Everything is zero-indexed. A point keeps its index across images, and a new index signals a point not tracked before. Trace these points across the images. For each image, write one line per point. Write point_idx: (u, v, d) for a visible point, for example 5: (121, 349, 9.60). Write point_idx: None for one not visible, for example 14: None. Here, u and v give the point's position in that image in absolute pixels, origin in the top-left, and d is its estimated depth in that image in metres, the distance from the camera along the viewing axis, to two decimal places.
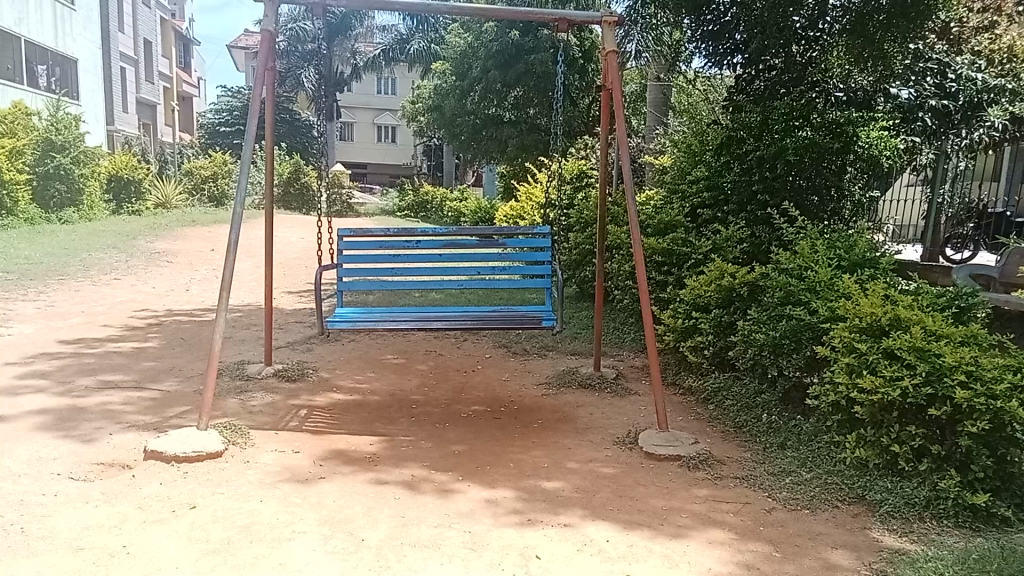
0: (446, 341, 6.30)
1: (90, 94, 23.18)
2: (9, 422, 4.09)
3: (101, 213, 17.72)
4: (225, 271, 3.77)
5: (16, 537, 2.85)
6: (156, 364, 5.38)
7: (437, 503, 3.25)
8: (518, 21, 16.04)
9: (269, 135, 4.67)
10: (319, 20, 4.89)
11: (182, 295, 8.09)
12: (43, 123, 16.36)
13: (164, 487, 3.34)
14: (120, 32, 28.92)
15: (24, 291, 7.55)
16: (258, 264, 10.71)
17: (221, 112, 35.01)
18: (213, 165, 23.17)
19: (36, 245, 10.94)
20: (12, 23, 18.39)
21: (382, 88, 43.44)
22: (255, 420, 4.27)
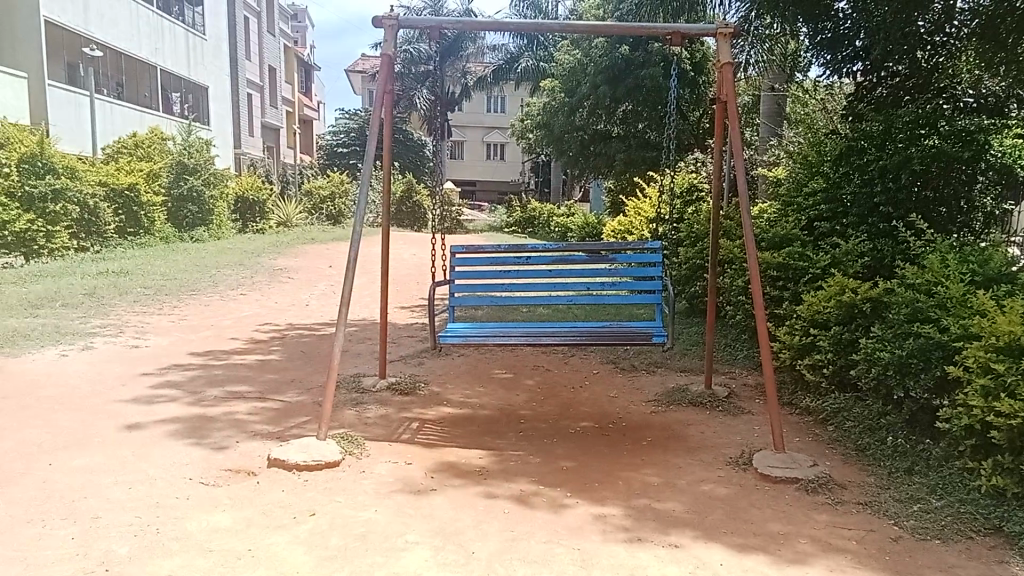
0: (554, 357, 6.29)
1: (219, 119, 24.60)
2: (146, 430, 4.37)
3: (229, 232, 18.73)
4: (343, 288, 3.88)
5: (153, 537, 3.03)
6: (278, 376, 5.63)
7: (547, 519, 3.25)
8: (628, 35, 16.10)
9: (387, 156, 4.80)
10: (434, 43, 5.03)
11: (301, 310, 8.42)
12: (177, 147, 17.49)
13: (286, 494, 3.48)
14: (247, 60, 30.65)
15: (159, 306, 8.04)
16: (372, 281, 11.04)
17: (339, 133, 36.40)
18: (330, 185, 24.11)
19: (170, 262, 11.64)
20: (150, 53, 19.79)
21: (492, 106, 44.16)
22: (369, 431, 4.40)
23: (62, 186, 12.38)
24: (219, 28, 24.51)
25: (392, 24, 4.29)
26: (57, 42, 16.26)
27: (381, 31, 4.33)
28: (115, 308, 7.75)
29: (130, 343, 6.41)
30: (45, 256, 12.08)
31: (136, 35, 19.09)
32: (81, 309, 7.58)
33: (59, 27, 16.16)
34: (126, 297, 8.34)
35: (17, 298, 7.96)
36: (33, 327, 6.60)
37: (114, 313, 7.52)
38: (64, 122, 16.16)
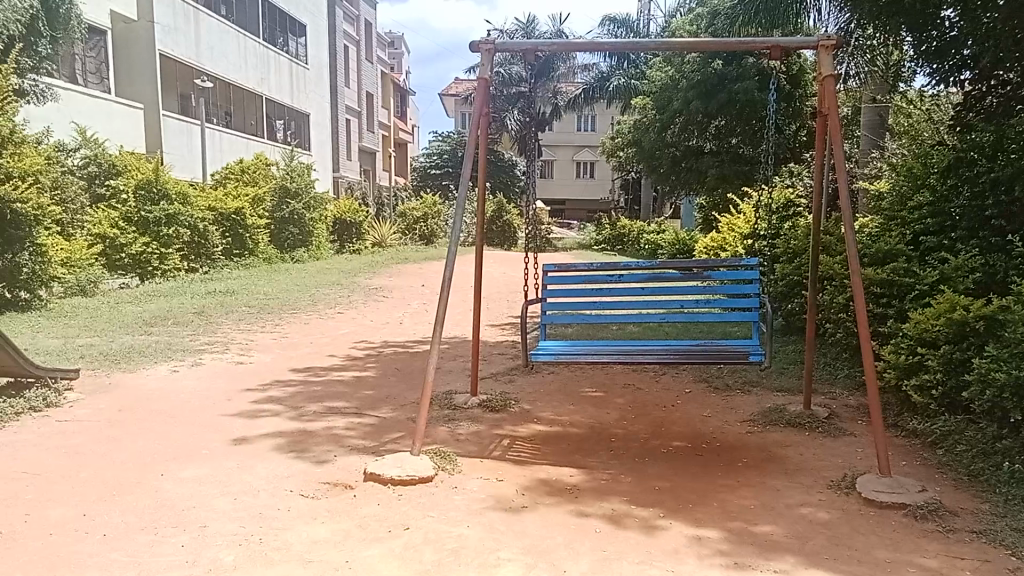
0: (645, 375, 6.22)
1: (318, 144, 25.49)
2: (251, 443, 4.55)
3: (328, 253, 19.35)
4: (438, 307, 3.95)
5: (256, 546, 3.15)
6: (373, 392, 5.76)
7: (641, 539, 3.21)
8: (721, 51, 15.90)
9: (480, 179, 4.87)
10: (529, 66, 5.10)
11: (396, 328, 8.60)
12: (281, 172, 18.21)
13: (382, 508, 3.56)
14: (346, 87, 31.72)
15: (262, 324, 8.36)
16: (464, 300, 11.18)
17: (432, 155, 37.13)
18: (423, 206, 24.59)
19: (273, 282, 12.10)
20: (256, 83, 20.74)
21: (583, 125, 44.18)
22: (462, 448, 4.45)
23: (175, 211, 13.08)
24: (321, 56, 25.49)
25: (489, 48, 4.38)
26: (172, 75, 17.26)
27: (478, 56, 4.42)
28: (221, 327, 8.10)
29: (235, 359, 6.70)
30: (159, 277, 12.78)
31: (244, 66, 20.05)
32: (191, 327, 7.98)
33: (174, 62, 17.14)
34: (232, 315, 8.72)
35: (133, 316, 8.44)
36: (147, 344, 6.98)
37: (220, 330, 7.87)
38: (177, 150, 17.09)
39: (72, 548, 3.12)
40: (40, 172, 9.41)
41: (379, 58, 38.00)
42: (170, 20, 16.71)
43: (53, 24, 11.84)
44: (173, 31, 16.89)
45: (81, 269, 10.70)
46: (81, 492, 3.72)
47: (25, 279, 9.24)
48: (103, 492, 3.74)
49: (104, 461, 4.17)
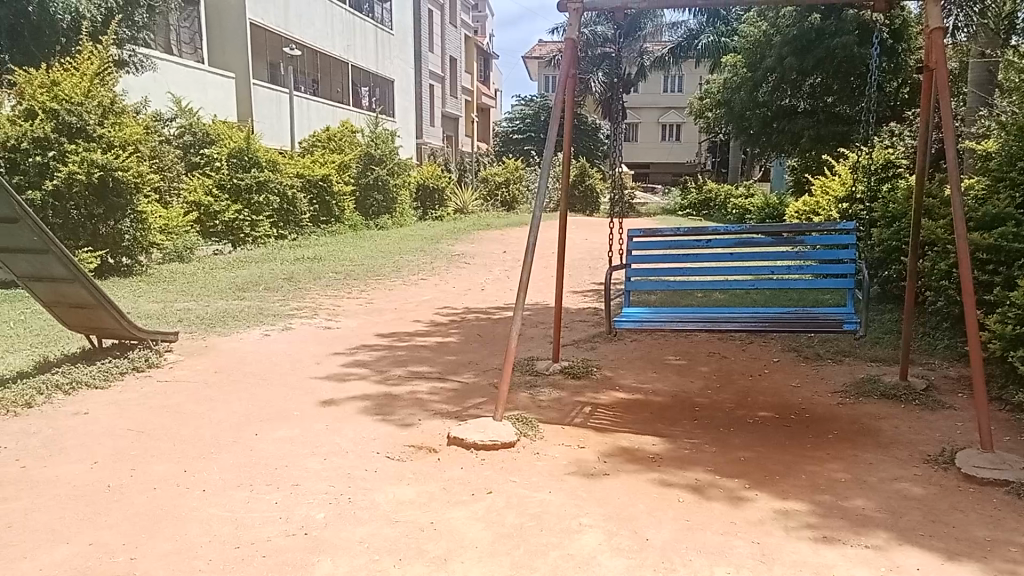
0: (730, 344, 6.09)
1: (403, 111, 25.74)
2: (338, 405, 4.67)
3: (412, 220, 19.60)
4: (521, 274, 3.94)
5: (345, 505, 3.25)
6: (456, 357, 5.83)
7: (725, 510, 3.16)
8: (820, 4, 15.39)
9: (567, 144, 4.81)
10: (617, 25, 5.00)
11: (478, 294, 8.66)
12: (366, 139, 18.40)
13: (465, 471, 3.61)
14: (430, 52, 31.87)
15: (348, 290, 8.55)
16: (547, 266, 11.15)
17: (515, 119, 37.05)
18: (505, 172, 24.58)
19: (360, 249, 12.35)
20: (342, 51, 21.00)
21: (669, 86, 43.23)
22: (544, 414, 4.46)
23: (265, 178, 13.45)
24: (405, 23, 25.58)
25: (577, 7, 4.31)
26: (261, 44, 17.62)
27: (566, 16, 4.36)
28: (310, 292, 8.32)
29: (323, 324, 6.88)
30: (250, 243, 13.23)
31: (332, 34, 20.34)
32: (281, 292, 8.22)
33: (264, 30, 17.47)
34: (320, 281, 8.95)
35: (228, 281, 8.75)
36: (240, 309, 7.24)
37: (309, 296, 8.10)
38: (267, 119, 17.51)
39: (175, 502, 3.28)
40: (140, 141, 9.79)
41: (463, 22, 37.96)
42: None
43: None
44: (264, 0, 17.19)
45: (178, 236, 11.15)
46: (182, 449, 3.90)
47: (127, 246, 9.70)
48: (203, 449, 3.91)
49: (203, 420, 4.35)
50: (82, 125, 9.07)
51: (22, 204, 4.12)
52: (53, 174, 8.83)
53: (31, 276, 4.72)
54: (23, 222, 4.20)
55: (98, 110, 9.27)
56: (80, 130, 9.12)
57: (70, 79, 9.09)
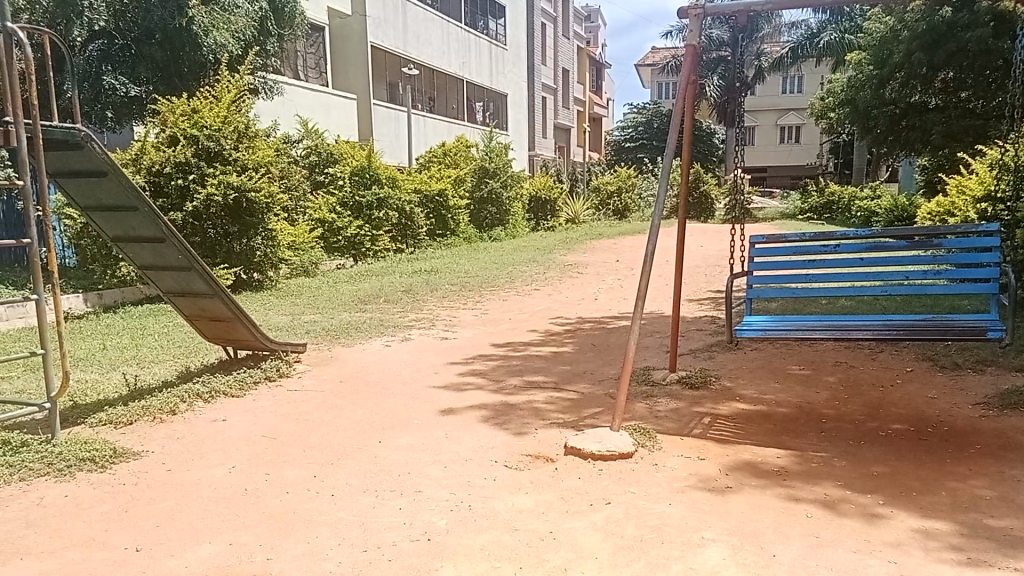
0: (859, 352, 5.83)
1: (515, 123, 26.06)
2: (457, 414, 4.77)
3: (524, 231, 19.77)
4: (640, 283, 3.91)
5: (465, 512, 3.31)
6: (571, 367, 5.83)
7: (859, 527, 3.02)
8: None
9: (685, 153, 4.75)
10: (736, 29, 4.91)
11: (592, 303, 8.64)
12: (481, 153, 18.69)
13: (583, 482, 3.60)
14: (543, 65, 32.16)
15: (464, 301, 8.71)
16: (663, 274, 11.00)
17: (626, 128, 36.76)
18: (617, 181, 24.43)
19: (474, 261, 12.55)
20: (458, 68, 21.45)
21: (788, 87, 41.96)
22: (662, 424, 4.40)
23: (384, 195, 13.90)
24: (518, 37, 25.89)
25: (697, 13, 4.28)
26: (382, 65, 18.23)
27: (687, 22, 4.33)
28: (428, 303, 8.53)
29: (440, 334, 7.03)
30: (371, 257, 13.71)
31: (448, 52, 20.85)
32: (400, 304, 8.47)
33: (384, 51, 18.07)
34: (437, 293, 9.16)
35: (351, 294, 9.08)
36: (363, 321, 7.50)
37: (426, 307, 8.30)
38: (386, 137, 18.10)
39: (306, 506, 3.43)
40: (270, 162, 10.26)
41: (575, 33, 38.11)
42: (380, 12, 17.56)
43: (280, 23, 12.85)
44: (384, 23, 17.76)
45: (305, 252, 11.67)
46: (312, 455, 4.08)
47: (258, 262, 10.26)
48: (330, 456, 4.07)
49: (330, 427, 4.54)
50: (219, 149, 9.62)
51: (167, 224, 4.41)
52: (193, 196, 9.44)
53: (176, 291, 5.05)
54: (169, 241, 4.49)
55: (234, 135, 9.80)
56: (217, 154, 9.68)
57: (209, 108, 9.65)
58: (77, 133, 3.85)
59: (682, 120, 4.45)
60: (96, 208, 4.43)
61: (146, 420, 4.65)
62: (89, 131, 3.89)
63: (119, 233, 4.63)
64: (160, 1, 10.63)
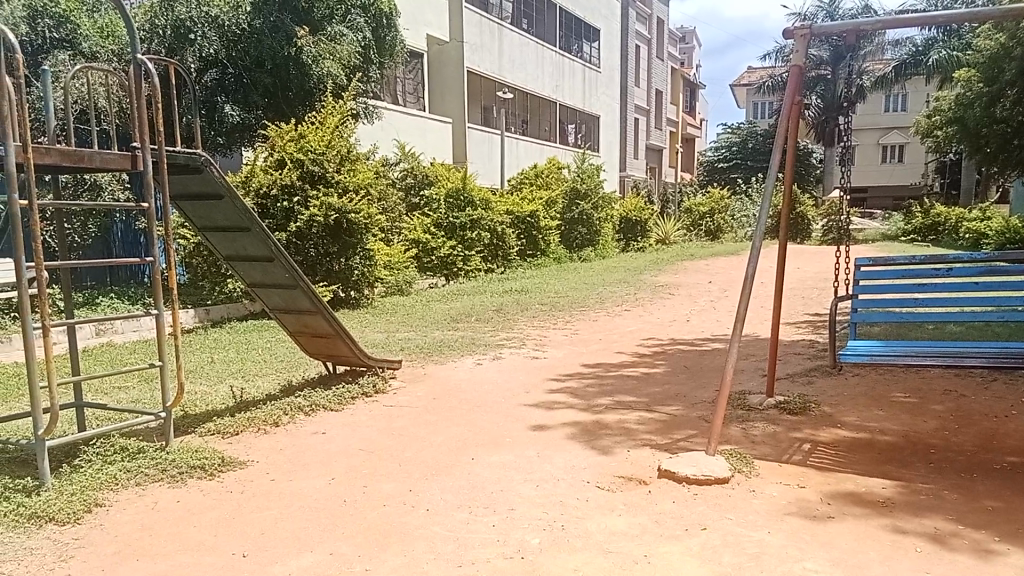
0: (970, 381, 5.55)
1: (607, 145, 26.08)
2: (549, 432, 4.78)
3: (614, 252, 19.69)
4: (739, 305, 3.86)
5: (559, 532, 3.31)
6: (663, 388, 5.78)
7: (972, 564, 2.89)
8: None
9: (787, 175, 4.70)
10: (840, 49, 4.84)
11: (684, 325, 8.53)
12: (572, 175, 18.76)
13: (677, 506, 3.55)
14: (636, 86, 32.14)
15: (555, 321, 8.74)
16: (758, 296, 10.77)
17: (720, 149, 36.25)
18: (710, 202, 24.07)
19: (565, 281, 12.57)
20: (551, 90, 21.67)
21: (891, 105, 40.63)
22: (758, 449, 4.30)
23: (478, 216, 14.14)
24: (612, 59, 25.94)
25: (804, 33, 4.24)
26: (477, 89, 18.57)
27: (793, 42, 4.30)
28: (519, 323, 8.60)
29: (530, 354, 7.06)
30: (463, 276, 13.94)
31: (541, 74, 21.08)
32: (491, 323, 8.56)
33: (480, 76, 18.41)
34: (527, 313, 9.23)
35: (444, 313, 9.24)
36: (456, 339, 7.61)
37: (517, 327, 8.36)
38: (478, 159, 18.45)
39: (402, 519, 3.51)
40: (370, 185, 10.55)
41: (670, 55, 37.93)
42: (476, 37, 17.87)
43: (382, 50, 13.26)
44: (480, 48, 18.09)
45: (400, 272, 11.96)
46: (407, 469, 4.17)
47: (355, 280, 10.59)
48: (425, 471, 4.16)
49: (423, 443, 4.63)
50: (323, 172, 9.95)
51: (277, 244, 4.61)
52: (296, 217, 9.85)
53: (281, 309, 5.26)
54: (278, 260, 4.70)
55: (337, 158, 10.11)
56: (320, 177, 10.03)
57: (315, 132, 10.00)
58: (199, 157, 4.10)
59: (786, 141, 4.41)
60: (211, 228, 4.67)
61: (250, 431, 4.85)
62: (208, 155, 4.14)
63: (231, 252, 4.87)
64: (271, 31, 11.17)
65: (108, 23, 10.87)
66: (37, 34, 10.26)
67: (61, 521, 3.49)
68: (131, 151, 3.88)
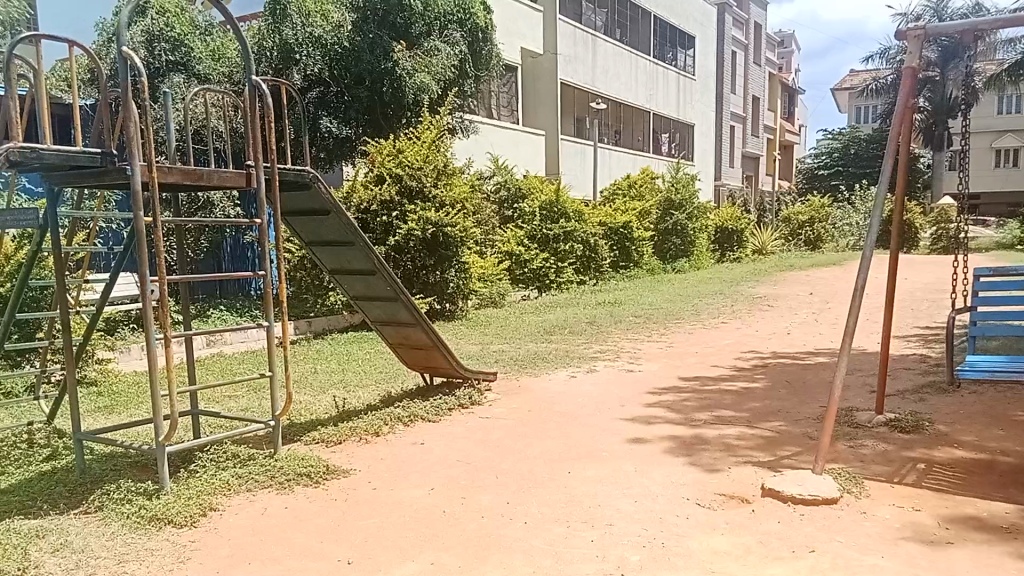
0: None
1: (701, 153, 25.66)
2: (647, 446, 4.73)
3: (709, 262, 19.30)
4: (849, 318, 3.73)
5: (659, 549, 3.27)
6: (763, 404, 5.63)
7: None
8: None
9: (899, 185, 4.53)
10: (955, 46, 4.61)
11: (785, 338, 8.29)
12: (666, 185, 18.54)
13: (783, 526, 3.45)
14: (732, 93, 31.55)
15: (650, 333, 8.64)
16: (865, 309, 10.36)
17: (820, 155, 35.17)
18: (809, 210, 23.35)
19: (661, 293, 12.40)
20: (644, 100, 21.51)
21: (1005, 107, 38.62)
22: (869, 469, 4.14)
23: (572, 228, 14.13)
24: (708, 67, 25.53)
25: (918, 35, 4.08)
26: (570, 101, 18.57)
27: (905, 44, 4.14)
28: (613, 335, 8.54)
29: (625, 367, 7.00)
30: (555, 288, 13.95)
31: (634, 84, 20.96)
32: (585, 336, 8.53)
33: (573, 88, 18.43)
34: (622, 325, 9.14)
35: (538, 325, 9.26)
36: (550, 351, 7.61)
37: (611, 339, 8.31)
38: (571, 170, 18.47)
39: (501, 531, 3.53)
40: (466, 199, 10.71)
41: (767, 60, 37.08)
42: (570, 49, 17.93)
43: (478, 65, 13.44)
44: (573, 59, 18.11)
45: (493, 284, 12.07)
46: (504, 482, 4.20)
47: (451, 293, 10.75)
48: (522, 483, 4.17)
49: (520, 455, 4.65)
50: (421, 187, 10.14)
51: (380, 258, 4.73)
52: (395, 231, 10.08)
53: (381, 320, 5.39)
54: (380, 273, 4.82)
55: (434, 173, 10.28)
56: (418, 192, 10.23)
57: (413, 148, 10.22)
58: (308, 175, 4.26)
59: (898, 149, 4.26)
60: (318, 243, 4.84)
61: (353, 440, 4.98)
62: (317, 173, 4.30)
63: (336, 266, 5.02)
64: (370, 48, 11.54)
65: (219, 47, 11.41)
66: (155, 58, 10.87)
67: (179, 524, 3.66)
68: (246, 170, 4.06)
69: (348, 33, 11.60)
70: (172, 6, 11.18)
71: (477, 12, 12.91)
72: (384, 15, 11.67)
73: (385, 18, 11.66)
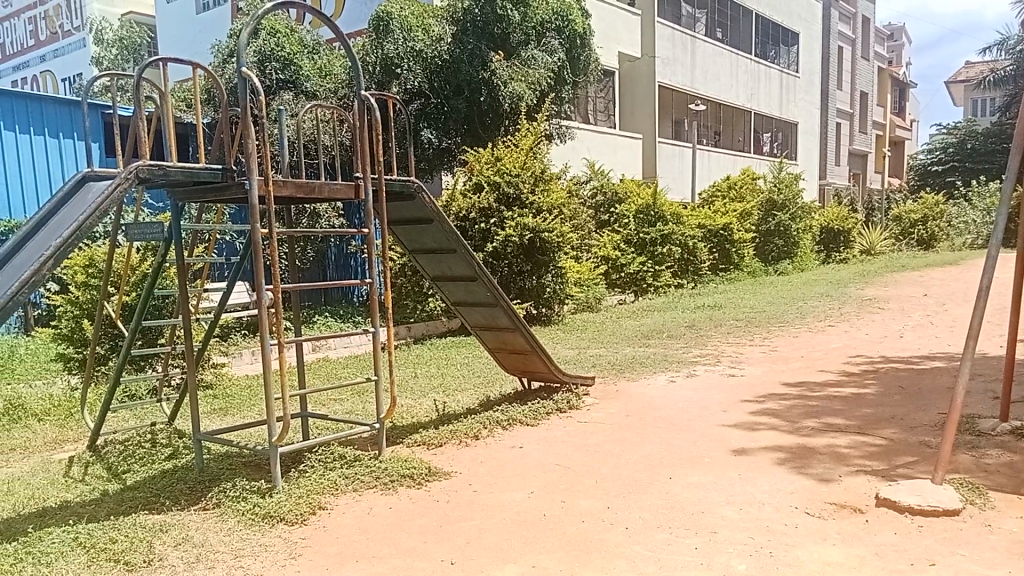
0: None
1: (805, 152, 24.87)
2: (753, 455, 4.59)
3: (814, 263, 18.68)
4: (972, 319, 3.54)
5: (767, 558, 3.17)
6: (874, 410, 5.40)
7: None
8: None
9: None
10: None
11: (896, 342, 7.92)
12: (767, 185, 18.06)
13: (900, 538, 3.29)
14: (838, 89, 30.44)
15: (753, 337, 8.42)
16: (987, 311, 9.78)
17: (934, 151, 33.52)
18: (922, 208, 22.29)
19: (764, 296, 12.08)
20: (744, 99, 21.01)
21: None
22: (994, 480, 3.90)
23: (669, 231, 13.96)
24: (812, 63, 24.71)
25: None
26: (668, 103, 18.32)
27: None
28: (713, 340, 8.36)
29: (727, 371, 6.84)
30: (653, 292, 13.80)
31: (734, 84, 20.49)
32: (684, 340, 8.40)
33: (671, 90, 18.18)
34: (723, 329, 8.95)
35: (636, 329, 9.18)
36: (649, 356, 7.52)
37: (711, 343, 8.16)
38: (668, 173, 18.23)
39: (603, 536, 3.51)
40: (564, 204, 10.71)
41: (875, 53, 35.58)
42: (668, 51, 17.70)
43: (575, 70, 13.43)
44: (671, 61, 17.86)
45: (590, 288, 12.06)
46: (605, 486, 4.17)
47: (548, 297, 10.80)
48: (623, 488, 4.14)
49: (619, 460, 4.61)
50: (518, 194, 10.24)
51: (481, 265, 4.81)
52: (493, 238, 10.20)
53: (481, 326, 5.44)
54: (480, 280, 4.89)
55: (531, 179, 10.35)
56: (516, 199, 10.31)
57: (511, 155, 10.32)
58: (412, 185, 4.37)
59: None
60: (421, 252, 4.95)
61: (453, 443, 5.05)
62: (420, 182, 4.41)
63: (437, 273, 5.12)
64: (468, 59, 11.65)
65: (326, 64, 11.83)
66: (267, 76, 11.36)
67: (290, 521, 3.80)
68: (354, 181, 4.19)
69: (447, 45, 11.81)
70: (282, 26, 11.67)
71: (575, 18, 12.96)
72: (483, 25, 11.72)
73: (483, 28, 11.70)
